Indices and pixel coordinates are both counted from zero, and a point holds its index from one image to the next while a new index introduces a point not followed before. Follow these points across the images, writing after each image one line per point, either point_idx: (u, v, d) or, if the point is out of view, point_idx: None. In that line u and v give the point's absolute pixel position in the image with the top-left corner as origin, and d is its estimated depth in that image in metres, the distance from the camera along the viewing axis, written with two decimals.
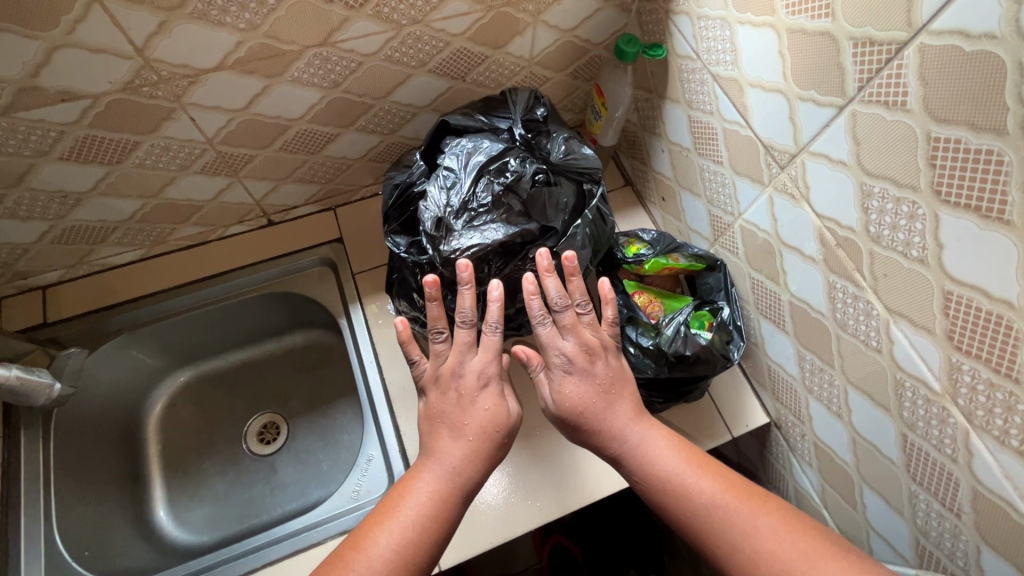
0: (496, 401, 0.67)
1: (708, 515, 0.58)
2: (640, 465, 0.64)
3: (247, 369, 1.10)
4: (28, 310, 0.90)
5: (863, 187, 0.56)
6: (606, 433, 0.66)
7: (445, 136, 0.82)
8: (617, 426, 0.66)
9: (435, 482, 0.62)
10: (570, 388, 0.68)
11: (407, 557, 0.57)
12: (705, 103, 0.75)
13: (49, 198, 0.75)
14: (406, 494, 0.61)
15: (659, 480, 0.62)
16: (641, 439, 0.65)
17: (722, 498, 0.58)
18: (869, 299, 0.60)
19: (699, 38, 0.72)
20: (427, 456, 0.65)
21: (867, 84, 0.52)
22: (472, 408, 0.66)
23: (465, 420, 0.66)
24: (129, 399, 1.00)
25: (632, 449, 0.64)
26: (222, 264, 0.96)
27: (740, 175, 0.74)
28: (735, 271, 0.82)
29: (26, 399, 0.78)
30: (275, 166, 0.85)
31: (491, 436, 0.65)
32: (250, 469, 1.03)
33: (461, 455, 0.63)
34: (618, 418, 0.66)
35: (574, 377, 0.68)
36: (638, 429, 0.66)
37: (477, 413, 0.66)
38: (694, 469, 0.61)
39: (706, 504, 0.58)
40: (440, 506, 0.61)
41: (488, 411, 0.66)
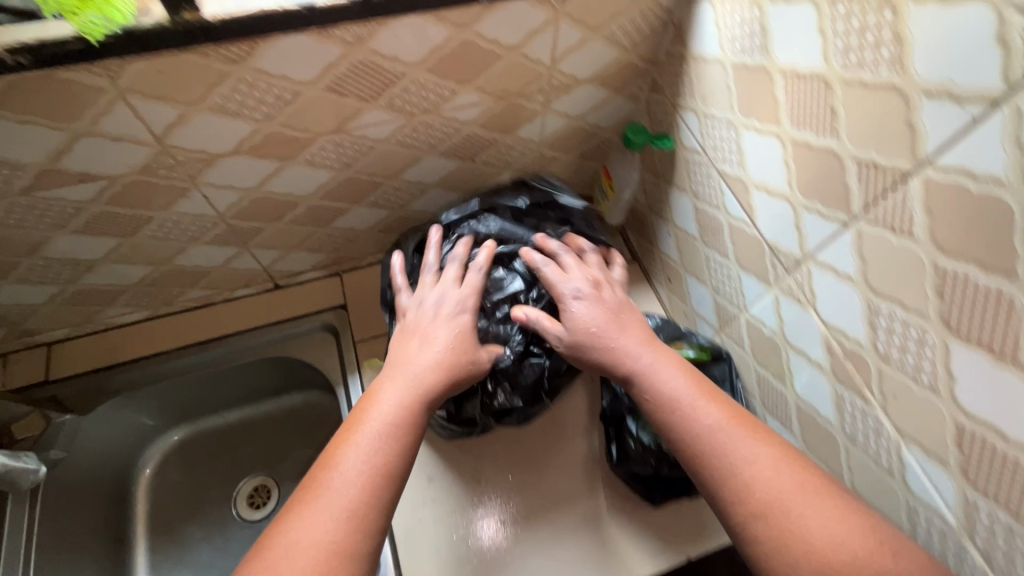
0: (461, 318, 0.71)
1: (725, 450, 0.58)
2: (651, 381, 0.64)
3: (243, 429, 1.09)
4: (31, 368, 0.91)
5: (871, 305, 0.54)
6: (615, 356, 0.67)
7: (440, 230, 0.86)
8: (627, 348, 0.67)
9: (398, 392, 0.63)
10: (579, 313, 0.70)
11: (381, 465, 0.57)
12: (711, 196, 0.76)
13: (61, 265, 0.77)
14: (373, 403, 0.62)
15: (676, 407, 0.61)
16: (653, 359, 0.66)
17: (727, 428, 0.59)
18: (878, 417, 0.57)
19: (705, 134, 0.73)
20: (394, 372, 0.66)
21: (874, 204, 0.51)
22: (443, 325, 0.70)
23: (434, 338, 0.69)
24: (122, 458, 0.99)
25: (642, 371, 0.65)
26: (226, 326, 0.97)
27: (746, 271, 0.73)
28: (741, 362, 0.80)
29: (10, 484, 0.78)
30: (284, 236, 0.87)
31: (459, 348, 0.69)
32: (237, 535, 1.01)
33: (425, 368, 0.66)
34: (629, 342, 0.67)
35: (586, 305, 0.70)
36: (649, 353, 0.66)
37: (444, 337, 0.69)
38: (702, 395, 0.62)
39: (714, 428, 0.59)
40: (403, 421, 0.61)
41: (451, 335, 0.69)
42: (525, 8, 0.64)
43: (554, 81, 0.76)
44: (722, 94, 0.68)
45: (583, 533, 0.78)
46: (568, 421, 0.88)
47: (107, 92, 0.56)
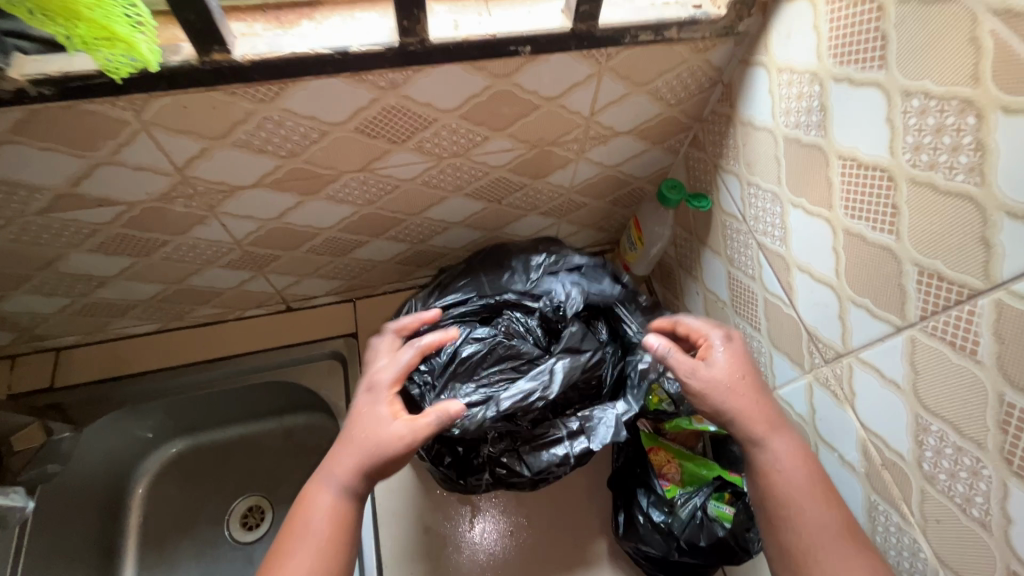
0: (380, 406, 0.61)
1: (810, 528, 0.55)
2: (774, 463, 0.58)
3: (243, 446, 1.07)
4: (38, 373, 0.90)
5: (918, 419, 0.50)
6: (751, 417, 0.59)
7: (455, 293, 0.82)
8: (758, 414, 0.59)
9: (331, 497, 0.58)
10: (721, 361, 0.62)
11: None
12: (748, 266, 0.72)
13: (74, 279, 0.76)
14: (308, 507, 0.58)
15: (784, 481, 0.57)
16: (784, 441, 0.59)
17: (812, 502, 0.56)
18: (915, 537, 0.53)
19: (747, 203, 0.69)
20: (324, 466, 0.60)
21: (932, 315, 0.47)
22: (367, 413, 0.61)
23: (356, 429, 0.60)
24: (119, 468, 0.98)
25: (768, 437, 0.58)
26: (234, 345, 0.95)
27: (779, 351, 0.68)
28: None
29: None
30: (300, 264, 0.85)
31: (377, 438, 0.59)
32: (227, 556, 0.99)
33: (351, 465, 0.58)
34: (754, 402, 0.60)
35: (733, 356, 0.62)
36: (782, 433, 0.59)
37: (356, 424, 0.61)
38: (816, 491, 0.56)
39: (818, 529, 0.55)
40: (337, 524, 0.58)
41: (370, 425, 0.60)
42: (568, 62, 0.61)
43: (591, 132, 0.73)
44: (770, 166, 0.64)
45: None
46: (575, 481, 0.84)
47: (130, 124, 0.54)
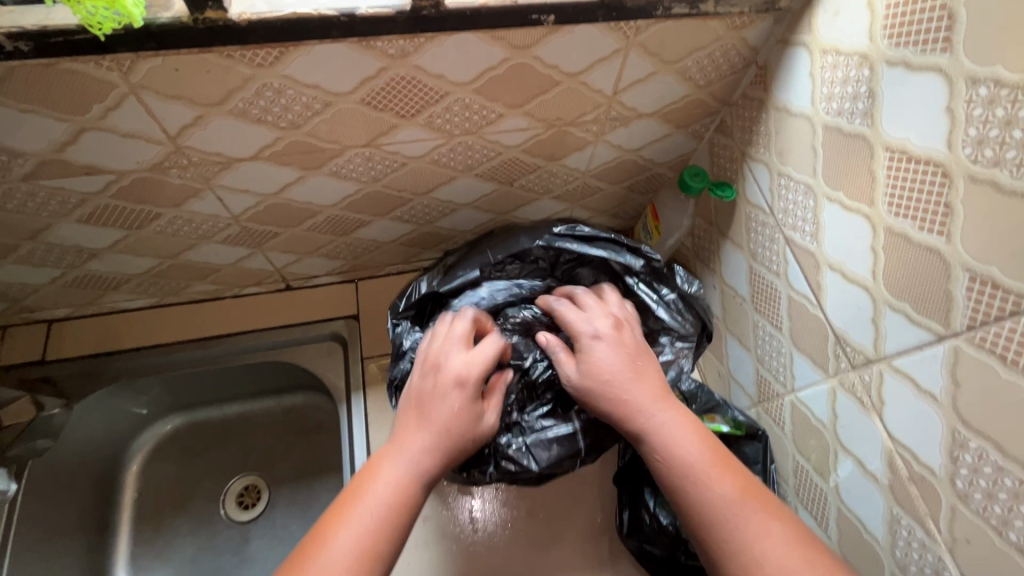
0: (469, 398, 0.60)
1: (714, 498, 0.52)
2: (664, 441, 0.57)
3: (240, 425, 1.05)
4: (30, 345, 0.88)
5: (955, 434, 0.47)
6: (624, 411, 0.59)
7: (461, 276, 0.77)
8: (635, 389, 0.60)
9: (399, 470, 0.56)
10: (600, 350, 0.63)
11: (372, 549, 0.50)
12: (772, 262, 0.68)
13: (63, 251, 0.72)
14: (373, 475, 0.55)
15: (678, 454, 0.56)
16: (667, 419, 0.58)
17: (719, 477, 0.54)
18: (940, 556, 0.50)
19: (776, 194, 0.65)
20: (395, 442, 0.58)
21: (981, 325, 0.43)
22: (445, 398, 0.60)
23: (436, 409, 0.59)
24: (113, 443, 0.96)
25: (645, 414, 0.58)
26: (231, 323, 0.92)
27: (801, 352, 0.65)
28: (777, 444, 0.73)
29: None
30: (300, 242, 0.81)
31: (461, 428, 0.59)
32: (222, 535, 0.97)
33: (429, 446, 0.57)
34: (644, 386, 0.60)
35: (602, 347, 0.63)
36: (663, 411, 0.59)
37: (446, 409, 0.59)
38: (714, 464, 0.55)
39: (722, 500, 0.52)
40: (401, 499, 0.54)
41: (456, 413, 0.59)
42: (594, 34, 0.56)
43: (612, 113, 0.69)
44: (805, 156, 0.59)
45: None
46: (579, 476, 0.81)
47: (118, 87, 0.50)
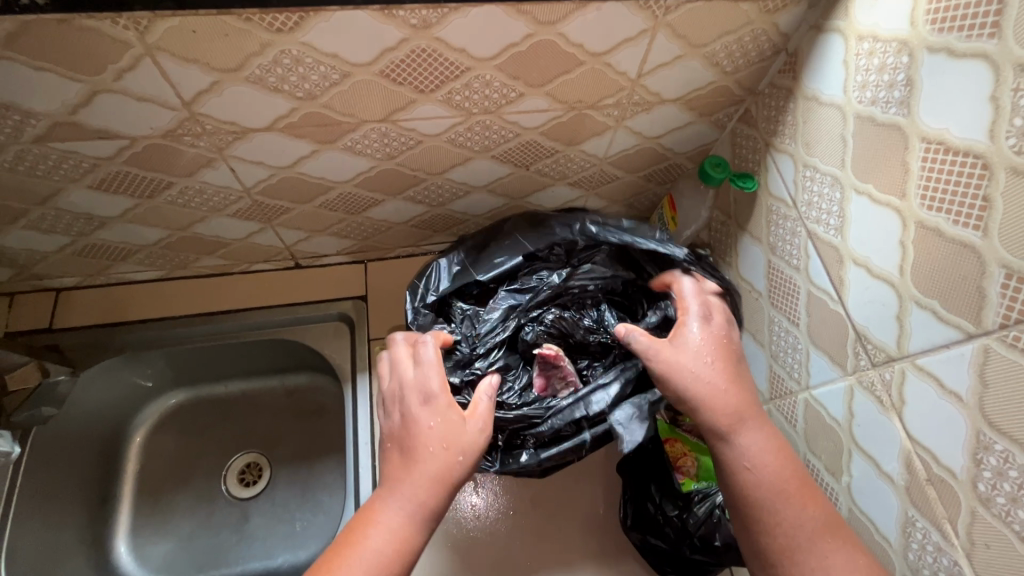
0: (460, 446, 0.56)
1: (789, 528, 0.51)
2: (750, 455, 0.54)
3: (243, 402, 1.04)
4: (37, 313, 0.87)
5: (980, 436, 0.45)
6: (711, 403, 0.56)
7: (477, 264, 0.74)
8: (726, 405, 0.56)
9: (396, 512, 0.54)
10: (696, 340, 0.60)
11: None
12: (793, 256, 0.66)
13: (73, 218, 0.72)
14: (371, 519, 0.54)
15: (756, 480, 0.53)
16: (756, 439, 0.55)
17: (795, 504, 0.52)
18: (957, 560, 0.49)
19: (800, 186, 0.64)
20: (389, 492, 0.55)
21: (1014, 325, 0.42)
22: (438, 442, 0.56)
23: (424, 460, 0.55)
24: (117, 415, 0.96)
25: (734, 423, 0.56)
26: (239, 299, 0.92)
27: (818, 349, 0.64)
28: (788, 442, 0.72)
29: None
30: (311, 219, 0.80)
31: (451, 478, 0.55)
32: (222, 512, 0.97)
33: (425, 497, 0.54)
34: (733, 398, 0.57)
35: (708, 332, 0.60)
36: (749, 429, 0.56)
37: (424, 430, 0.57)
38: (796, 486, 0.53)
39: (806, 527, 0.51)
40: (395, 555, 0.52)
41: (432, 430, 0.57)
42: (622, 12, 0.54)
43: (635, 97, 0.67)
44: (833, 147, 0.58)
45: None
46: (584, 467, 0.81)
47: (133, 47, 0.49)
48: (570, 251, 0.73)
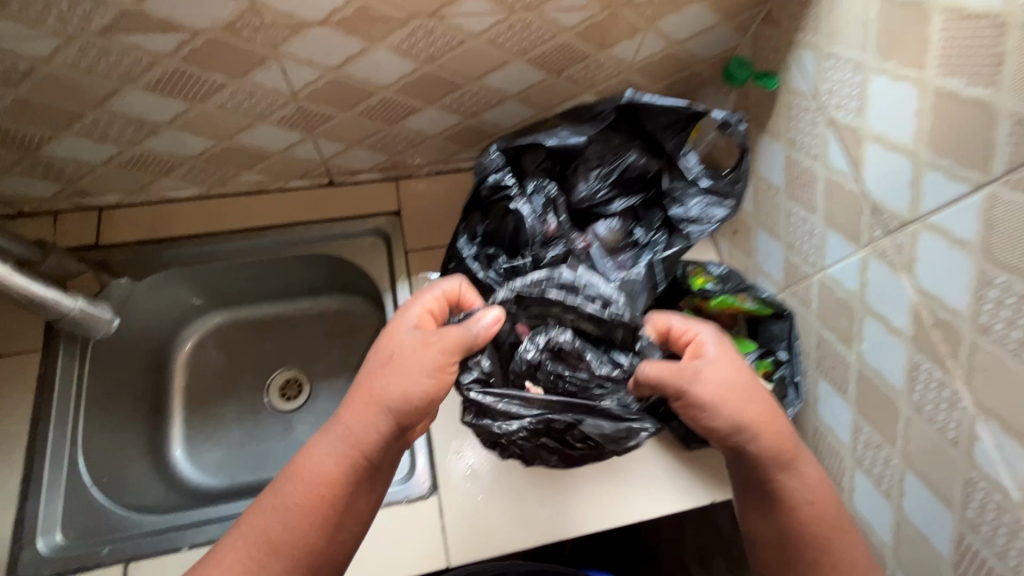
0: (396, 369, 0.58)
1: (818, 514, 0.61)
2: (797, 479, 0.61)
3: (280, 322, 1.08)
4: (82, 229, 0.90)
5: (983, 274, 0.52)
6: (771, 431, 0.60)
7: (529, 150, 0.72)
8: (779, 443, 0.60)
9: (324, 456, 0.58)
10: (720, 361, 0.60)
11: (285, 524, 0.57)
12: (812, 146, 0.72)
13: (125, 123, 0.74)
14: (303, 458, 0.60)
15: (798, 483, 0.61)
16: (801, 467, 0.61)
17: (824, 496, 0.61)
18: (956, 390, 0.57)
19: (822, 77, 0.69)
20: (324, 435, 0.60)
21: (1019, 167, 0.48)
22: (383, 362, 0.59)
23: (365, 381, 0.59)
24: (162, 333, 1.00)
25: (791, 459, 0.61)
26: (279, 216, 0.95)
27: (833, 230, 0.70)
28: (803, 323, 0.79)
29: (85, 332, 0.76)
30: (351, 128, 0.83)
31: (383, 401, 0.58)
32: (268, 422, 1.02)
33: (351, 425, 0.58)
34: (774, 422, 0.60)
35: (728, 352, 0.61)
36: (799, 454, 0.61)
37: (367, 374, 0.60)
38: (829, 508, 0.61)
39: (819, 535, 0.60)
40: (316, 484, 0.58)
41: (374, 375, 0.59)
42: None
43: None
44: (857, 31, 0.62)
45: (614, 471, 0.81)
46: None
47: None
48: (609, 144, 0.73)
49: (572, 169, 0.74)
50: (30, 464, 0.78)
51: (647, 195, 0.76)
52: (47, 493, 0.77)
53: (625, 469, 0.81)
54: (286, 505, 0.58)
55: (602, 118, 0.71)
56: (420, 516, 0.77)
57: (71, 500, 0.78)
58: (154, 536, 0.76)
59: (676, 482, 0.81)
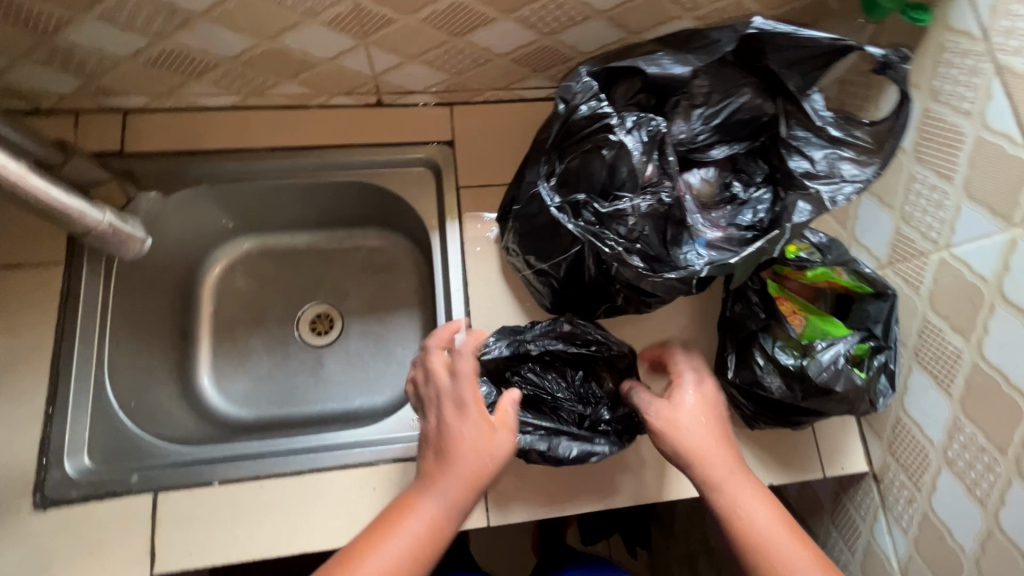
0: (477, 462, 0.55)
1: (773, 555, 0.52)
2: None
3: (313, 253, 1.01)
4: (105, 132, 0.81)
5: None
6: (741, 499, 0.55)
7: (625, 77, 0.60)
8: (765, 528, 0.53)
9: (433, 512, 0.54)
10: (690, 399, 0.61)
11: None
12: (965, 99, 0.60)
13: (156, 9, 0.64)
14: (405, 515, 0.53)
15: (739, 517, 0.54)
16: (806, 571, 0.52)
17: (781, 535, 0.53)
18: None
19: (1000, 12, 0.56)
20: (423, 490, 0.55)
21: None
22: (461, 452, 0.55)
23: (440, 474, 0.55)
24: (189, 254, 0.93)
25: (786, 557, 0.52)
26: (321, 136, 0.85)
27: (975, 202, 0.60)
28: (905, 306, 0.70)
29: (115, 249, 0.69)
30: (411, 38, 0.72)
31: (469, 495, 0.55)
32: (299, 356, 0.97)
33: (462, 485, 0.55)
34: (720, 452, 0.57)
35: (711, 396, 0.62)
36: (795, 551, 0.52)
37: (467, 428, 0.57)
38: None
39: None
40: (427, 544, 0.53)
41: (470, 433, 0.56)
42: None
43: None
44: None
45: None
46: (682, 326, 0.80)
47: None
48: (720, 78, 0.62)
49: (670, 105, 0.63)
50: (55, 382, 0.73)
51: (753, 143, 0.65)
52: (72, 413, 0.73)
53: None
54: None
55: (714, 49, 0.58)
56: None
57: (98, 422, 0.74)
58: (184, 467, 0.72)
59: None
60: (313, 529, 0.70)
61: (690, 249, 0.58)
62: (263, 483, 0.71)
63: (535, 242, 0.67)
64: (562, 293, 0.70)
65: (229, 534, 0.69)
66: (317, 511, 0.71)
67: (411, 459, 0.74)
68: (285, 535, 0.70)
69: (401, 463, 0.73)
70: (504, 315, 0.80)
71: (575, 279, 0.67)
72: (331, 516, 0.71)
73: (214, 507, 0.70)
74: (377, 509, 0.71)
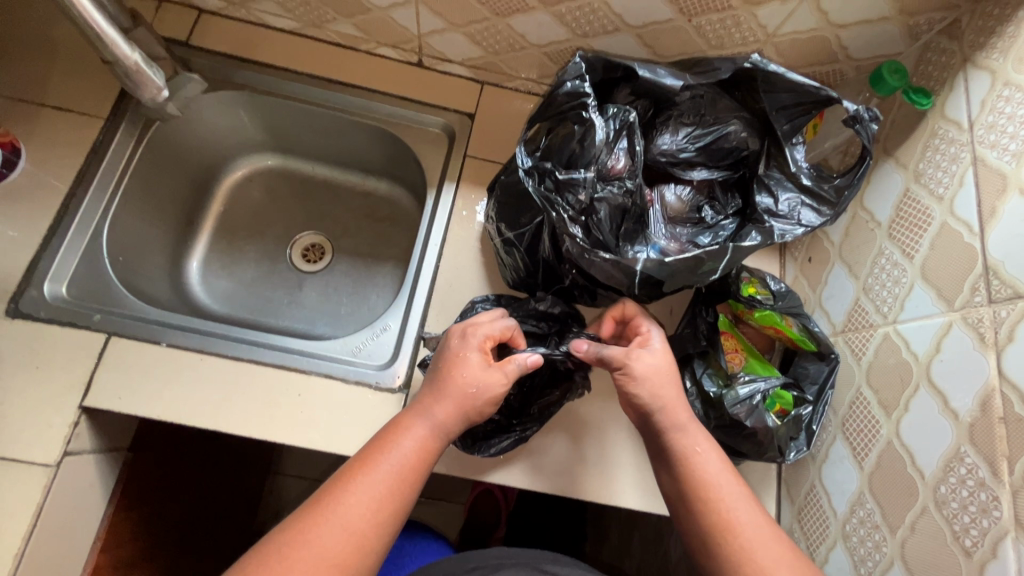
0: (473, 391, 0.56)
1: (727, 507, 0.52)
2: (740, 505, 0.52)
3: (325, 186, 1.08)
4: (178, 24, 0.91)
5: None
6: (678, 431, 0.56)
7: (625, 81, 0.65)
8: (713, 464, 0.55)
9: (422, 440, 0.54)
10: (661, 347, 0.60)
11: (391, 503, 0.50)
12: (940, 184, 0.62)
13: None
14: (394, 437, 0.54)
15: (687, 454, 0.55)
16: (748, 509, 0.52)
17: (721, 468, 0.55)
18: (998, 497, 0.49)
19: (986, 108, 0.58)
20: (415, 412, 0.56)
21: None
22: (461, 378, 0.56)
23: (432, 399, 0.56)
24: (215, 152, 1.01)
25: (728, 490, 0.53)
26: (359, 78, 0.93)
27: (926, 285, 0.61)
28: (845, 375, 0.70)
29: (134, 87, 0.75)
30: (456, 7, 0.79)
31: (457, 420, 0.56)
32: (282, 274, 1.02)
33: (450, 419, 0.55)
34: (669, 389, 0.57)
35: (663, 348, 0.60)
36: (733, 484, 0.54)
37: (468, 368, 0.57)
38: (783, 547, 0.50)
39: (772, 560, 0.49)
40: (414, 462, 0.53)
41: (479, 374, 0.56)
42: None
43: None
44: None
45: (586, 441, 0.75)
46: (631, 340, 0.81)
47: None
48: (712, 104, 0.65)
49: (662, 118, 0.67)
50: (62, 216, 0.81)
51: (732, 176, 0.69)
52: (66, 249, 0.80)
53: (598, 444, 0.75)
54: (337, 542, 0.46)
55: (713, 76, 0.62)
56: (383, 405, 0.76)
57: (85, 264, 0.81)
58: (143, 323, 0.78)
59: (646, 480, 0.74)
60: (233, 413, 0.74)
61: (641, 249, 0.61)
62: (204, 358, 0.76)
63: (509, 210, 0.71)
64: (518, 266, 0.73)
65: (159, 391, 0.74)
66: (243, 398, 0.75)
67: (341, 379, 0.77)
68: (207, 410, 0.74)
69: (332, 380, 0.77)
70: (469, 279, 0.83)
71: (533, 253, 0.70)
72: (252, 406, 0.75)
73: (155, 364, 0.75)
74: (295, 412, 0.75)
